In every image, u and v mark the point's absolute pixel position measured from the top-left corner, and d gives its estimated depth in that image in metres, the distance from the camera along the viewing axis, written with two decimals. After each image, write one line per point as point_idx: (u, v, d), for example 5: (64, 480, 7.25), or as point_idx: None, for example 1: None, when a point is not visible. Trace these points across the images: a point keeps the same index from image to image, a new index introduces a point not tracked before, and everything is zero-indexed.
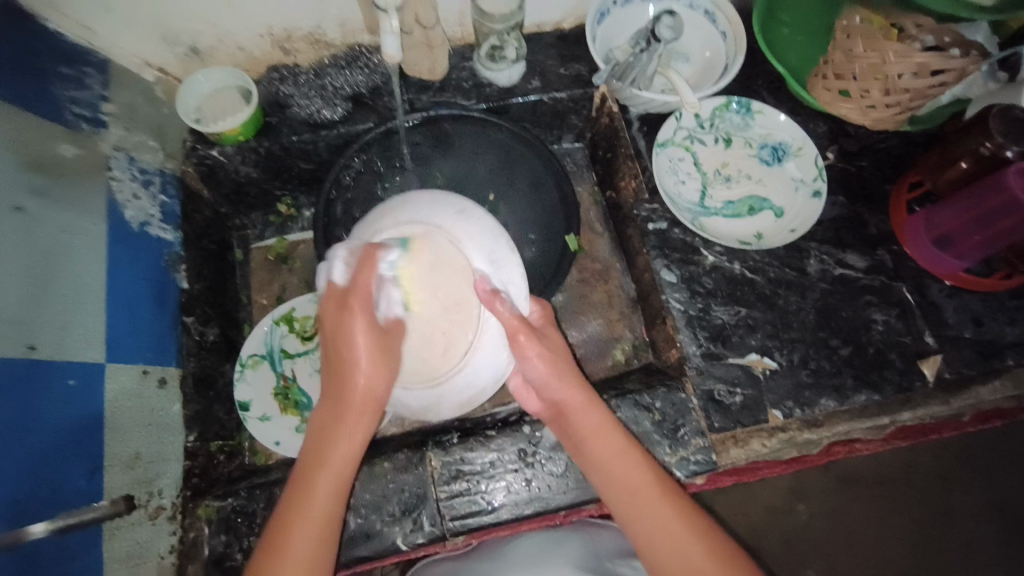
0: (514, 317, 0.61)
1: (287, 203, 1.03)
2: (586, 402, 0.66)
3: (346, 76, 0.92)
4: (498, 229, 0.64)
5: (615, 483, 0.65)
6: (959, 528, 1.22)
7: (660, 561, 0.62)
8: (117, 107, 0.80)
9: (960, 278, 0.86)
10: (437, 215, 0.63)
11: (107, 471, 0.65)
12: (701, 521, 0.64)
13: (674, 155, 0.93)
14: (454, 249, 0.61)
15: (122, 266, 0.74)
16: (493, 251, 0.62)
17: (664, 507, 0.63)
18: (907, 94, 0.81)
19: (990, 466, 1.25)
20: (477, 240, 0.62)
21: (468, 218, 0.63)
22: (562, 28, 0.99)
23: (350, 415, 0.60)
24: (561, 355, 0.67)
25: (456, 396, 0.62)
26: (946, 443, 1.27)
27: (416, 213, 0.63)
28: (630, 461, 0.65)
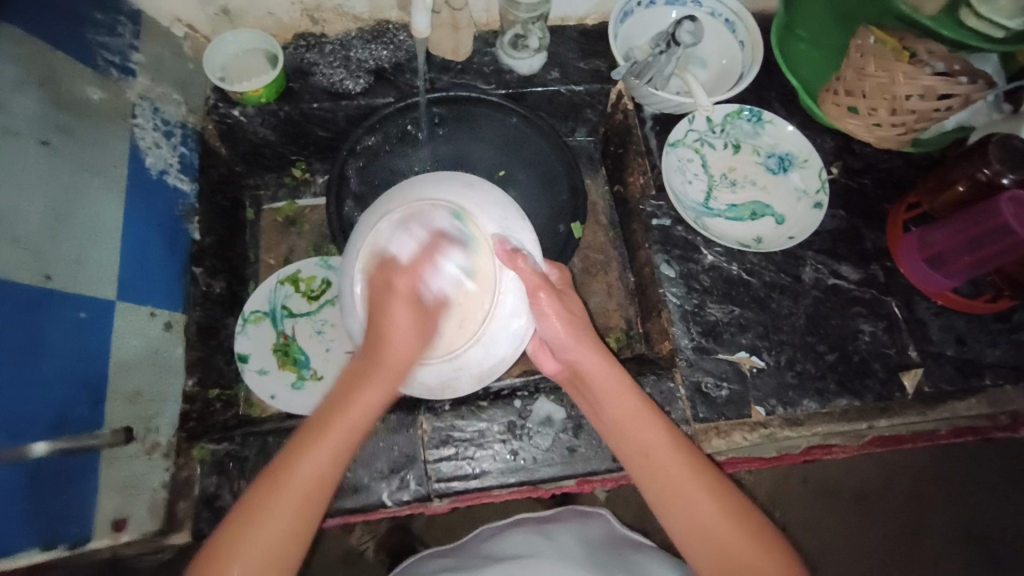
0: (534, 274, 0.64)
1: (301, 167, 1.05)
2: (600, 360, 0.69)
3: (371, 50, 0.95)
4: (507, 200, 0.67)
5: (631, 441, 0.67)
6: (932, 549, 1.25)
7: (677, 519, 0.63)
8: (145, 58, 0.82)
9: (948, 298, 0.89)
10: (445, 190, 0.65)
11: (110, 404, 0.67)
12: (720, 483, 0.65)
13: (683, 156, 0.95)
14: (466, 221, 0.64)
15: (138, 211, 0.76)
16: (503, 218, 0.65)
17: (683, 468, 0.65)
18: (913, 115, 0.83)
19: (967, 490, 1.28)
20: (488, 211, 0.65)
21: (476, 191, 0.66)
22: (585, 23, 1.01)
23: (377, 380, 0.61)
24: (580, 320, 0.69)
25: (477, 366, 0.65)
26: (927, 465, 1.30)
27: (425, 190, 0.65)
28: (642, 416, 0.68)
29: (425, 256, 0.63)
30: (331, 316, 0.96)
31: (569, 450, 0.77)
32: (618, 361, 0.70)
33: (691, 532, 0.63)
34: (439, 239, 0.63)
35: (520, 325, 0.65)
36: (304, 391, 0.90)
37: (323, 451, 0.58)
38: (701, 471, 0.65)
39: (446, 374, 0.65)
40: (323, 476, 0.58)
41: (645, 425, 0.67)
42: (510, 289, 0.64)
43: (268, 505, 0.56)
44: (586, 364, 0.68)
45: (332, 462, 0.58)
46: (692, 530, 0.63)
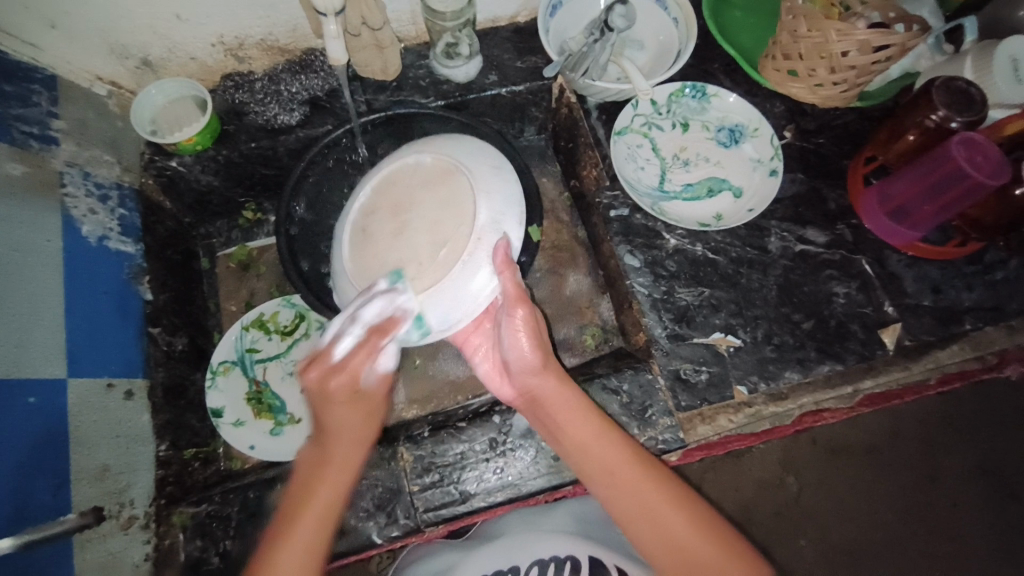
0: (513, 287, 0.67)
1: (251, 210, 1.03)
2: (558, 386, 0.70)
3: (302, 81, 0.92)
4: (516, 201, 0.70)
5: (592, 460, 0.67)
6: (946, 496, 1.24)
7: (639, 530, 0.65)
8: (69, 123, 0.79)
9: (918, 248, 0.88)
10: (475, 164, 0.69)
11: (75, 486, 0.65)
12: (679, 489, 0.67)
13: (632, 142, 0.94)
14: (472, 194, 0.67)
15: (81, 283, 0.74)
16: (502, 216, 0.68)
17: (643, 485, 0.66)
18: (853, 70, 0.81)
19: (973, 431, 1.27)
20: (494, 199, 0.68)
21: (499, 180, 0.70)
22: (516, 21, 0.99)
23: (341, 457, 0.64)
24: (546, 347, 0.72)
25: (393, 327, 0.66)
26: (928, 410, 1.29)
27: (457, 154, 0.70)
28: (603, 439, 0.68)
29: (358, 355, 0.62)
30: (302, 355, 0.95)
31: (555, 458, 0.76)
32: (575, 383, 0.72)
33: (656, 542, 0.64)
34: (384, 328, 0.63)
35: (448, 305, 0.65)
36: (284, 437, 0.89)
37: (304, 522, 0.61)
38: (661, 481, 0.66)
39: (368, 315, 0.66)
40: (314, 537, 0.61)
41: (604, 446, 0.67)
42: (479, 260, 0.65)
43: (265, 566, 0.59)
44: (541, 388, 0.70)
45: (322, 527, 0.62)
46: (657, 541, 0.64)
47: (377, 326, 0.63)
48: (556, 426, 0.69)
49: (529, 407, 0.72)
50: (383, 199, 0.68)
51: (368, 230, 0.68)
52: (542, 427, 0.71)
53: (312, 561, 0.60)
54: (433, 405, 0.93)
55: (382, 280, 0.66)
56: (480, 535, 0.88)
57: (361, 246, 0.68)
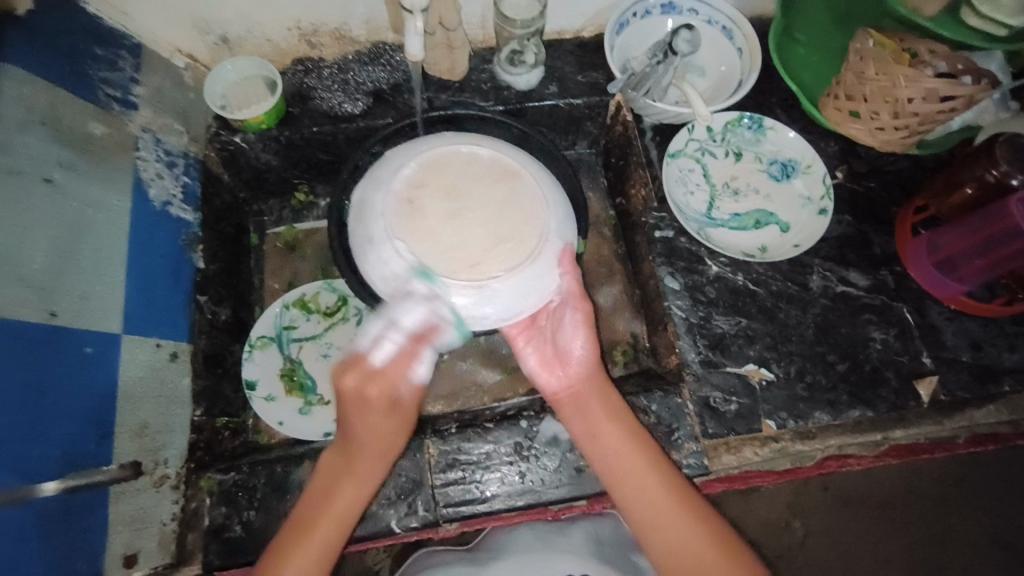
0: (575, 286, 0.71)
1: (303, 191, 1.05)
2: (602, 387, 0.72)
3: (369, 72, 0.95)
4: (571, 214, 0.76)
5: (620, 470, 0.69)
6: (957, 557, 1.22)
7: (666, 550, 0.67)
8: (147, 90, 0.82)
9: (962, 303, 0.87)
10: (533, 171, 0.75)
11: (117, 439, 0.67)
12: (704, 511, 0.68)
13: (684, 166, 0.94)
14: (535, 198, 0.72)
15: (142, 243, 0.76)
16: (564, 224, 0.73)
17: (669, 502, 0.67)
18: (916, 118, 0.81)
19: (992, 496, 1.25)
20: (556, 209, 0.73)
21: (552, 190, 0.74)
22: (581, 36, 1.01)
23: (366, 474, 0.66)
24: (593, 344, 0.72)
25: (461, 309, 0.67)
26: (947, 468, 1.27)
27: (514, 157, 0.75)
28: (634, 447, 0.69)
29: (400, 362, 0.63)
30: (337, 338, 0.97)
31: (578, 470, 0.77)
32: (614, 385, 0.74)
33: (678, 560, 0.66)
34: (433, 330, 0.65)
35: (512, 292, 0.68)
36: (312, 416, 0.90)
37: (326, 529, 0.65)
38: (686, 499, 0.68)
39: (428, 288, 0.67)
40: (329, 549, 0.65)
41: (632, 451, 0.69)
42: (544, 259, 0.70)
43: (286, 560, 0.63)
44: (587, 387, 0.72)
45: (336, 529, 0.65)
46: (676, 556, 0.66)
47: (421, 334, 0.65)
48: (595, 426, 0.70)
49: (572, 404, 0.72)
50: (441, 185, 0.71)
51: (421, 206, 0.70)
52: (580, 424, 0.71)
53: (329, 556, 0.65)
54: (459, 403, 0.94)
55: (440, 255, 0.68)
56: (492, 545, 0.87)
57: (416, 220, 0.69)
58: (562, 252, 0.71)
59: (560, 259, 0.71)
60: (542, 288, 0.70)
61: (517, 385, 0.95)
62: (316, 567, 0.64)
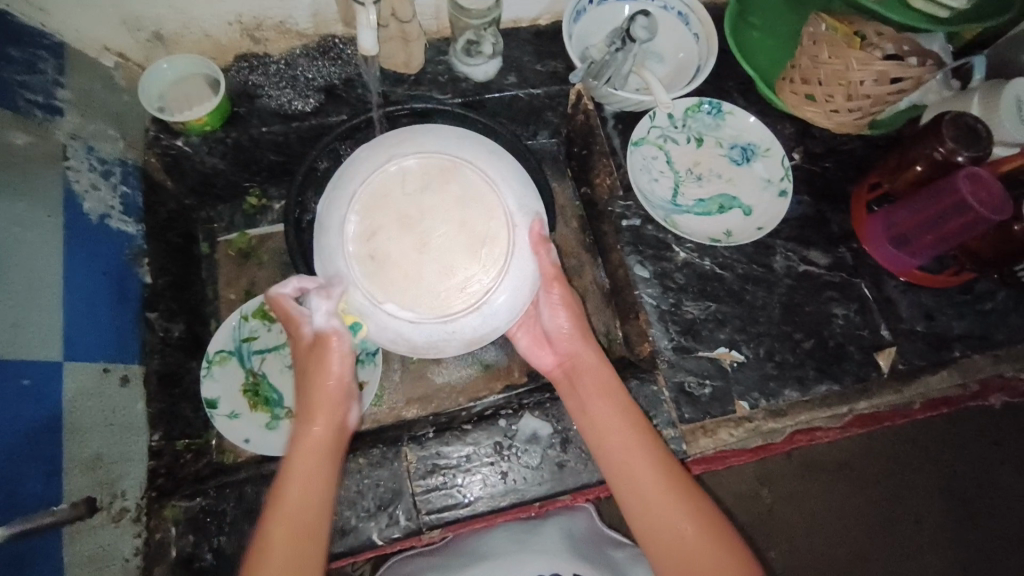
0: (551, 266, 0.68)
1: (255, 195, 1.00)
2: (595, 360, 0.75)
3: (318, 67, 0.90)
4: (523, 173, 0.67)
5: (615, 439, 0.70)
6: (914, 513, 1.28)
7: (648, 520, 0.67)
8: (74, 94, 0.76)
9: (914, 275, 0.91)
10: (468, 150, 0.65)
11: (68, 475, 0.62)
12: (691, 486, 0.69)
13: (648, 153, 0.94)
14: (486, 184, 0.64)
15: (80, 261, 0.71)
16: (525, 196, 0.66)
17: (659, 475, 0.68)
18: (869, 99, 0.84)
19: (943, 453, 1.32)
20: (508, 181, 0.65)
21: (497, 160, 0.66)
22: (538, 24, 0.99)
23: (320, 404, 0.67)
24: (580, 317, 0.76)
25: (473, 331, 0.64)
26: (901, 430, 1.33)
27: (440, 144, 0.65)
28: (625, 415, 0.71)
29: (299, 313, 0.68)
30: None
31: (558, 465, 0.76)
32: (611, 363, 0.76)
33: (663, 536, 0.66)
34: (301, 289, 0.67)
35: (508, 299, 0.64)
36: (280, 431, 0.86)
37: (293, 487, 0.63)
38: (675, 473, 0.69)
39: (436, 335, 0.63)
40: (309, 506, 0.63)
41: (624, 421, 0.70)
42: (524, 246, 0.65)
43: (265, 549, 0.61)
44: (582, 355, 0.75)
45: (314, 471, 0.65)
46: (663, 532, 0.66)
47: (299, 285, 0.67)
48: (587, 399, 0.73)
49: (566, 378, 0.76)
50: (394, 224, 0.63)
51: (384, 255, 0.63)
52: (573, 401, 0.74)
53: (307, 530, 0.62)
54: (434, 405, 0.92)
55: (431, 297, 0.63)
56: (463, 549, 0.85)
57: (387, 273, 0.63)
58: (537, 228, 0.66)
59: (539, 237, 0.66)
60: (532, 276, 0.66)
61: (493, 382, 0.93)
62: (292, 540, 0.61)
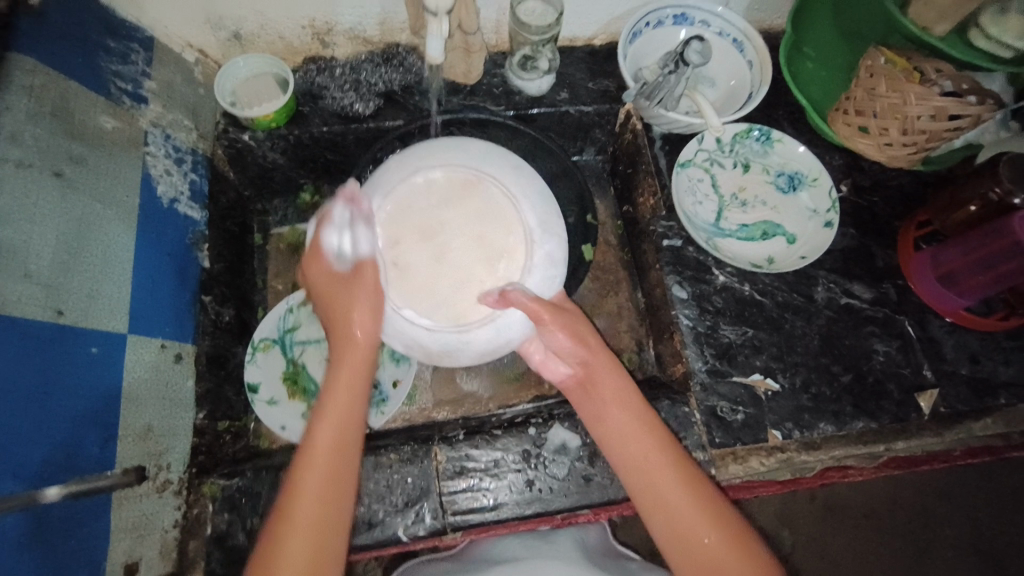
0: (532, 302, 0.66)
1: (309, 192, 1.04)
2: (608, 367, 0.73)
3: (381, 74, 0.94)
4: (547, 191, 0.71)
5: (630, 455, 0.69)
6: (941, 566, 1.24)
7: (673, 529, 0.66)
8: (156, 84, 0.81)
9: (961, 316, 0.89)
10: (492, 166, 0.70)
11: (122, 441, 0.66)
12: (712, 496, 0.67)
13: (693, 176, 0.95)
14: (505, 199, 0.69)
15: (149, 241, 0.75)
16: (543, 213, 0.70)
17: (679, 481, 0.67)
18: (924, 135, 0.83)
19: (973, 504, 1.27)
20: (529, 198, 0.70)
21: (521, 175, 0.70)
22: (593, 44, 1.02)
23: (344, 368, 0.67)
24: (585, 327, 0.73)
25: (483, 344, 0.68)
26: (931, 479, 1.29)
27: (468, 159, 0.70)
28: (644, 426, 0.70)
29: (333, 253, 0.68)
30: None
31: (585, 479, 0.77)
32: (625, 371, 0.74)
33: (684, 547, 0.65)
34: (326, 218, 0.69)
35: (521, 314, 0.67)
36: None
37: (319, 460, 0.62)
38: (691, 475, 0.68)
39: (450, 343, 0.68)
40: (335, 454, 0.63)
41: (643, 432, 0.69)
42: (538, 265, 0.68)
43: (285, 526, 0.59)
44: (596, 365, 0.72)
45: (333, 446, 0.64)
46: (678, 534, 0.65)
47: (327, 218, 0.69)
48: (603, 408, 0.71)
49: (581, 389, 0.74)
50: (415, 231, 0.69)
51: (404, 263, 0.68)
52: (590, 407, 0.73)
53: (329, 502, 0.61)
54: (464, 408, 0.94)
55: (448, 306, 0.68)
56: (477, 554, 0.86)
57: (407, 279, 0.68)
58: (553, 250, 0.70)
59: (554, 258, 0.70)
60: (546, 292, 0.70)
61: (522, 391, 0.94)
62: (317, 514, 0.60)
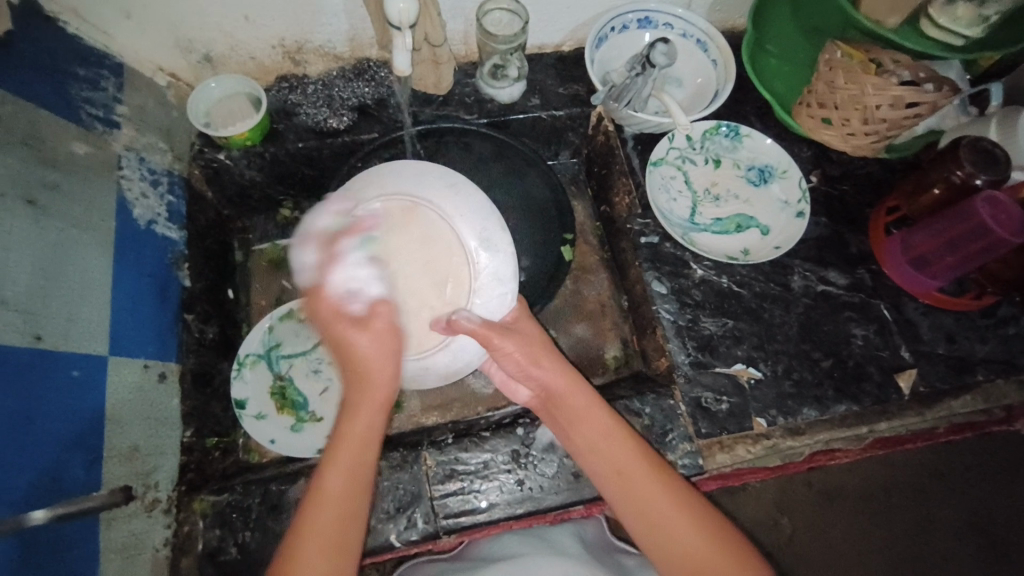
0: (476, 326, 0.68)
1: (288, 208, 1.05)
2: (569, 382, 0.72)
3: (353, 88, 0.96)
4: (489, 206, 0.73)
5: (605, 466, 0.70)
6: (940, 549, 1.24)
7: (655, 536, 0.66)
8: (129, 109, 0.82)
9: (934, 297, 0.91)
10: (427, 189, 0.72)
11: (107, 463, 0.65)
12: (689, 498, 0.68)
13: (666, 173, 0.97)
14: (441, 222, 0.71)
15: (127, 263, 0.75)
16: (484, 230, 0.71)
17: (656, 486, 0.68)
18: (884, 124, 0.85)
19: (965, 484, 1.28)
20: (467, 218, 0.71)
21: (458, 195, 0.72)
22: (561, 50, 1.04)
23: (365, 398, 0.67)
24: (538, 340, 0.74)
25: (443, 367, 0.73)
26: (925, 459, 1.30)
27: (405, 184, 0.73)
28: (614, 435, 0.71)
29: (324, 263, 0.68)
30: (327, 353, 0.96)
31: (575, 475, 0.77)
32: (589, 383, 0.74)
33: (669, 551, 0.65)
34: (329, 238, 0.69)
35: (472, 341, 0.72)
36: (304, 433, 0.89)
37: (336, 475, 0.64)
38: (672, 489, 0.68)
39: (412, 370, 0.72)
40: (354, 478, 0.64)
41: (614, 442, 0.70)
42: (484, 286, 0.71)
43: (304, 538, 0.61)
44: (558, 383, 0.72)
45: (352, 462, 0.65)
46: (664, 546, 0.66)
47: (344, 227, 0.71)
48: (573, 423, 0.72)
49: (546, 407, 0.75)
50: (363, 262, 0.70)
51: None
52: (560, 424, 0.74)
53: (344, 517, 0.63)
54: (453, 414, 0.94)
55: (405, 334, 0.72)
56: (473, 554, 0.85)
57: None
58: (500, 267, 0.71)
59: (502, 276, 0.71)
60: (495, 314, 0.72)
61: (510, 394, 0.95)
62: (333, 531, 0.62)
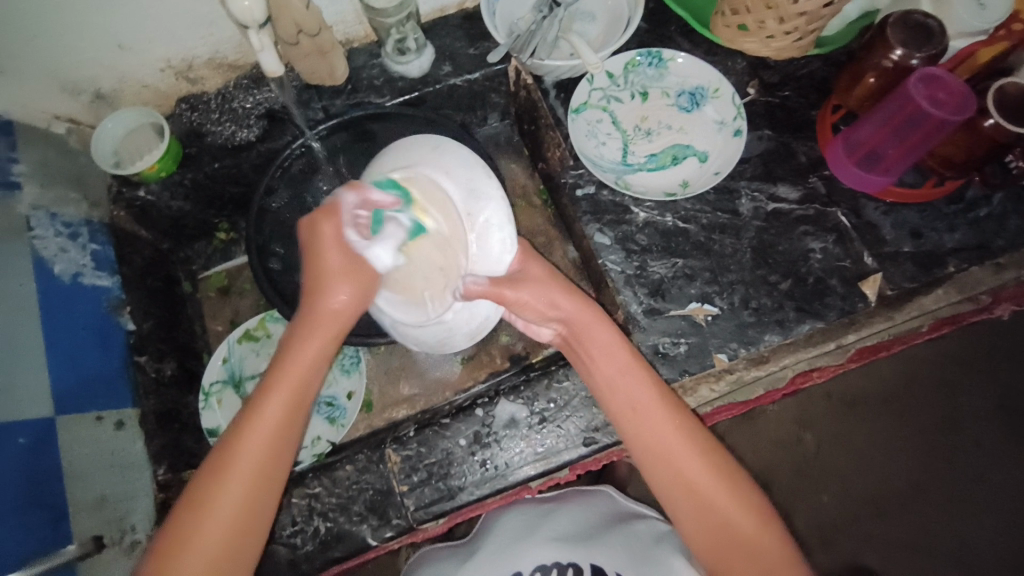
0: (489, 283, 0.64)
1: (224, 229, 1.05)
2: (592, 316, 0.69)
3: (255, 96, 0.91)
4: (473, 158, 0.65)
5: (619, 402, 0.68)
6: (970, 436, 1.21)
7: (667, 474, 0.66)
8: (29, 165, 0.80)
9: (895, 195, 0.85)
10: (411, 158, 0.65)
11: (74, 517, 0.68)
12: (700, 433, 0.68)
13: (591, 118, 0.92)
14: (432, 185, 0.64)
15: (59, 321, 0.76)
16: (471, 181, 0.64)
17: (665, 420, 0.67)
18: (802, 18, 0.78)
19: (992, 366, 1.23)
20: (453, 174, 0.64)
21: (442, 154, 0.65)
22: (466, 6, 0.98)
23: (319, 329, 0.63)
24: (560, 278, 0.70)
25: (465, 327, 0.71)
26: (947, 350, 1.25)
27: (395, 161, 0.66)
28: (633, 376, 0.69)
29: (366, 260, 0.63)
30: None
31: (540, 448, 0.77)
32: (607, 315, 0.71)
33: (676, 484, 0.66)
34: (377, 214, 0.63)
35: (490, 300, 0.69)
36: None
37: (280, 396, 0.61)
38: (689, 433, 0.67)
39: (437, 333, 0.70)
40: (260, 474, 0.59)
41: (633, 379, 0.68)
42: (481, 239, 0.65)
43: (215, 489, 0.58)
44: (576, 320, 0.69)
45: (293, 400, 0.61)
46: (670, 480, 0.67)
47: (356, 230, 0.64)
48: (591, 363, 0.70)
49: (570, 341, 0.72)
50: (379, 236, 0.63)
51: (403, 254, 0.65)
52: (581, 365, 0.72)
53: (271, 460, 0.60)
54: (423, 402, 0.94)
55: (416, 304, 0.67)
56: (479, 536, 0.89)
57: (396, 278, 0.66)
58: (494, 214, 0.65)
59: (500, 223, 0.65)
60: (498, 264, 0.66)
61: (474, 373, 0.94)
62: (257, 467, 0.59)
